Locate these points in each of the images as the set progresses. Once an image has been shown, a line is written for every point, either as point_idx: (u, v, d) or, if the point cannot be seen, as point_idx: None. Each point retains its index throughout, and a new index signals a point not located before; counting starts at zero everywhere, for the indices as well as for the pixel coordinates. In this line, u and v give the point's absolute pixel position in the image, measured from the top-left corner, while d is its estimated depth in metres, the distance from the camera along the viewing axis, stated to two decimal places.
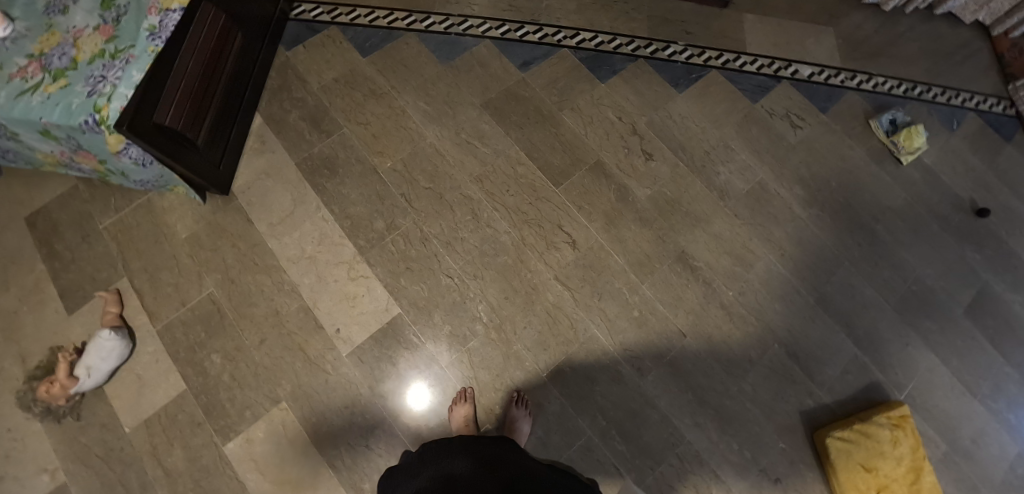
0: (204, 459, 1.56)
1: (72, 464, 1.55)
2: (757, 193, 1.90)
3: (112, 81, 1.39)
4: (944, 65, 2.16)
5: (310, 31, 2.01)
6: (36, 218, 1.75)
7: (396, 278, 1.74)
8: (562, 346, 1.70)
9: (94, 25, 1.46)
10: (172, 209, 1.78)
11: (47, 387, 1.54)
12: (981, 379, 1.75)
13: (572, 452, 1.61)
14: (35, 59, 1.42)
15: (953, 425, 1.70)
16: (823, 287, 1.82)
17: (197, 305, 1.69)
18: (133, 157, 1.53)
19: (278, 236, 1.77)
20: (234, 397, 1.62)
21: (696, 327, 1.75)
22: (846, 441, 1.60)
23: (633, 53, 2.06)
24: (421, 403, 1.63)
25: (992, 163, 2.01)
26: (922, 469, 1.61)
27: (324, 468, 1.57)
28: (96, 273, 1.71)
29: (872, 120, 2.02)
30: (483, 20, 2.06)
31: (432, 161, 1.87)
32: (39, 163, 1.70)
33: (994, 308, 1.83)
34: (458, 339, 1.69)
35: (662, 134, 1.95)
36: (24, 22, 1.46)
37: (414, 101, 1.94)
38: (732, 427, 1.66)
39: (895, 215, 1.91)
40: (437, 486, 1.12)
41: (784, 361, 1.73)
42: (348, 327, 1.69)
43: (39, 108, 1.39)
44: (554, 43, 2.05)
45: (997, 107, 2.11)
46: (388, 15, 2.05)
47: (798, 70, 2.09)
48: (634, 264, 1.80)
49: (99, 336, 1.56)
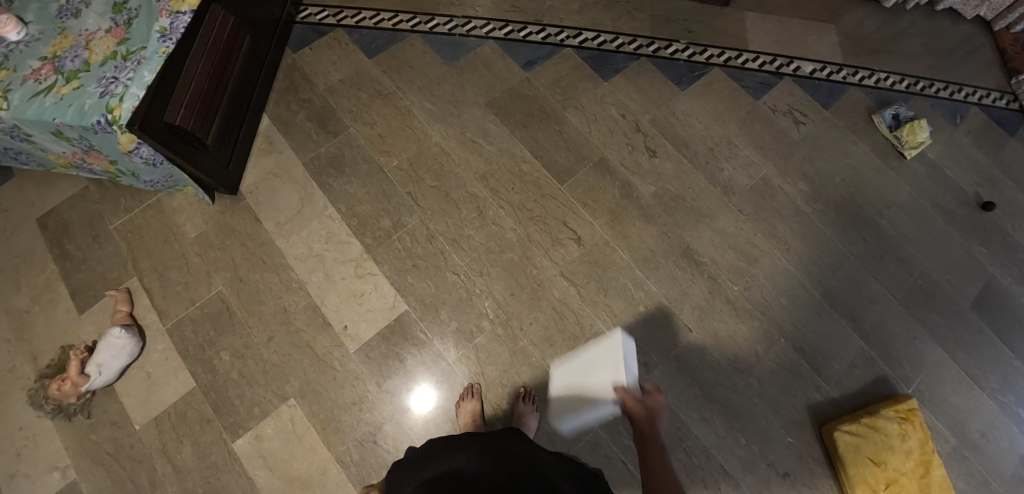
0: (213, 455, 1.58)
1: (82, 462, 1.56)
2: (761, 189, 1.91)
3: (124, 82, 1.42)
4: (947, 61, 2.16)
5: (315, 33, 2.04)
6: (48, 220, 1.77)
7: (403, 276, 1.75)
8: (568, 341, 1.71)
9: (106, 28, 1.49)
10: (182, 209, 1.80)
11: (58, 385, 1.55)
12: (990, 373, 1.75)
13: (579, 447, 1.61)
14: (48, 61, 1.45)
15: (963, 418, 1.70)
16: (828, 281, 1.82)
17: (206, 304, 1.71)
18: (144, 157, 1.55)
19: (287, 235, 1.78)
20: (243, 394, 1.63)
21: (702, 322, 1.75)
22: (854, 434, 1.60)
23: (635, 52, 2.08)
24: (429, 400, 1.64)
25: (996, 157, 2.01)
26: (932, 462, 1.60)
27: (332, 465, 1.58)
28: (106, 272, 1.73)
29: (874, 115, 2.03)
30: (487, 21, 2.09)
31: (437, 160, 1.88)
32: (51, 164, 1.72)
33: (1000, 302, 1.82)
34: (464, 336, 1.70)
35: (666, 131, 1.97)
36: (37, 26, 1.49)
37: (419, 101, 1.96)
38: (740, 422, 1.66)
39: (900, 209, 1.91)
40: (448, 479, 1.09)
41: (791, 356, 1.74)
42: (356, 324, 1.70)
43: (52, 109, 1.41)
44: (557, 42, 2.07)
45: (1000, 102, 2.11)
46: (392, 17, 2.08)
47: (800, 66, 2.10)
48: (639, 259, 1.80)
49: (111, 334, 1.58)
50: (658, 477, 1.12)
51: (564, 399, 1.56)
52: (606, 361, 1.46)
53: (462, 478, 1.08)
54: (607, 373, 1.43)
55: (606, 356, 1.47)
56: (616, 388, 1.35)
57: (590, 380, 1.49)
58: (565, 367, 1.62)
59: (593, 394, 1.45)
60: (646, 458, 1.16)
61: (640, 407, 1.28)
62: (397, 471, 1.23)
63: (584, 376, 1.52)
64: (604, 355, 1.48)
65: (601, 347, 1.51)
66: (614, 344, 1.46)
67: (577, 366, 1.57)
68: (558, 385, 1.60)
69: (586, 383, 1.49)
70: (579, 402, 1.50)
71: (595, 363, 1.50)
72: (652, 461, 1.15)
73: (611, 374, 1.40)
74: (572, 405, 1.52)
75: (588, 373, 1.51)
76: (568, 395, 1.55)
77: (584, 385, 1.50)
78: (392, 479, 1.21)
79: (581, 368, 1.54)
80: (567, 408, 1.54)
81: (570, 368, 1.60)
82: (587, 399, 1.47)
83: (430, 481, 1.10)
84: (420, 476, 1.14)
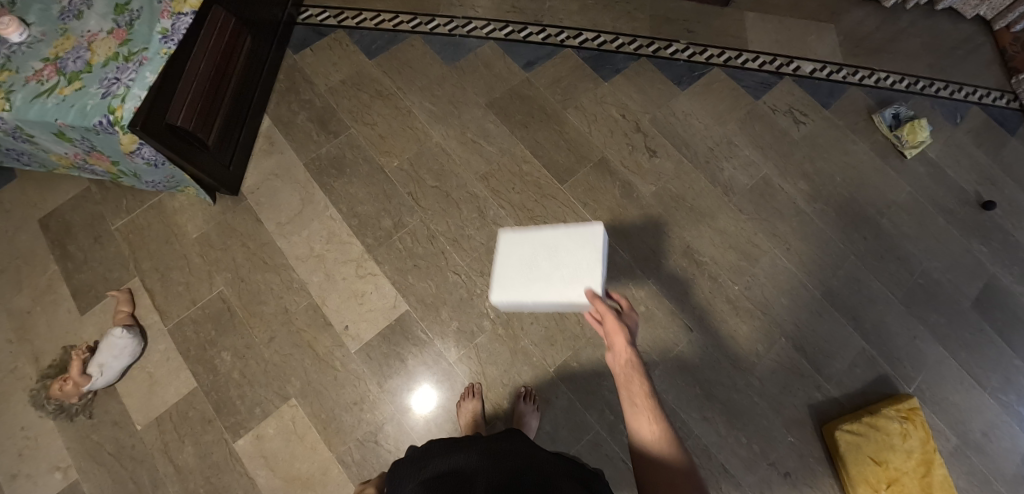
0: (214, 456, 1.58)
1: (84, 462, 1.56)
2: (761, 188, 1.91)
3: (126, 82, 1.42)
4: (947, 60, 2.16)
5: (316, 35, 2.04)
6: (49, 220, 1.78)
7: (404, 276, 1.75)
8: (569, 341, 1.71)
9: (107, 29, 1.49)
10: (183, 210, 1.80)
11: (60, 385, 1.56)
12: (991, 372, 1.75)
13: (580, 446, 1.61)
14: (50, 63, 1.46)
15: (964, 417, 1.70)
16: (829, 280, 1.82)
17: (208, 304, 1.71)
18: (146, 158, 1.56)
19: (287, 235, 1.79)
20: (244, 394, 1.63)
21: (702, 321, 1.75)
22: (855, 434, 1.60)
23: (635, 52, 2.08)
24: (429, 400, 1.64)
25: (996, 156, 2.01)
26: (933, 461, 1.59)
27: (333, 465, 1.58)
28: (108, 273, 1.73)
29: (874, 115, 2.03)
30: (487, 22, 2.09)
31: (438, 160, 1.89)
32: (52, 165, 1.73)
33: (1001, 301, 1.82)
34: (465, 336, 1.70)
35: (666, 131, 1.97)
36: (39, 28, 1.50)
37: (420, 102, 1.96)
38: (741, 422, 1.66)
39: (901, 208, 1.91)
40: (446, 481, 1.08)
41: (792, 355, 1.74)
42: (356, 324, 1.70)
43: (54, 110, 1.42)
44: (558, 43, 2.07)
45: (1001, 101, 2.10)
46: (393, 18, 2.08)
47: (800, 66, 2.10)
48: (640, 259, 1.81)
49: (112, 334, 1.58)
50: (647, 414, 1.07)
51: (509, 277, 1.33)
52: (578, 256, 1.31)
53: (462, 480, 1.08)
54: (579, 271, 1.29)
55: (578, 249, 1.32)
56: (596, 297, 1.23)
57: (550, 265, 1.31)
58: (513, 241, 1.37)
59: (554, 287, 1.28)
60: (627, 384, 1.10)
61: (622, 325, 1.16)
62: (396, 470, 1.22)
63: (540, 259, 1.33)
64: (576, 246, 1.32)
65: (570, 233, 1.34)
66: (591, 240, 1.32)
67: (530, 243, 1.35)
68: (502, 260, 1.35)
69: (544, 268, 1.32)
70: (529, 287, 1.30)
71: (561, 249, 1.32)
72: (638, 393, 1.09)
73: (585, 276, 1.28)
74: (518, 286, 1.31)
75: (548, 256, 1.33)
76: (513, 274, 1.33)
77: (539, 270, 1.32)
78: (392, 477, 1.21)
79: (537, 248, 1.34)
80: (510, 287, 1.32)
81: (519, 242, 1.36)
82: (543, 288, 1.29)
83: (430, 482, 1.10)
84: (419, 476, 1.14)
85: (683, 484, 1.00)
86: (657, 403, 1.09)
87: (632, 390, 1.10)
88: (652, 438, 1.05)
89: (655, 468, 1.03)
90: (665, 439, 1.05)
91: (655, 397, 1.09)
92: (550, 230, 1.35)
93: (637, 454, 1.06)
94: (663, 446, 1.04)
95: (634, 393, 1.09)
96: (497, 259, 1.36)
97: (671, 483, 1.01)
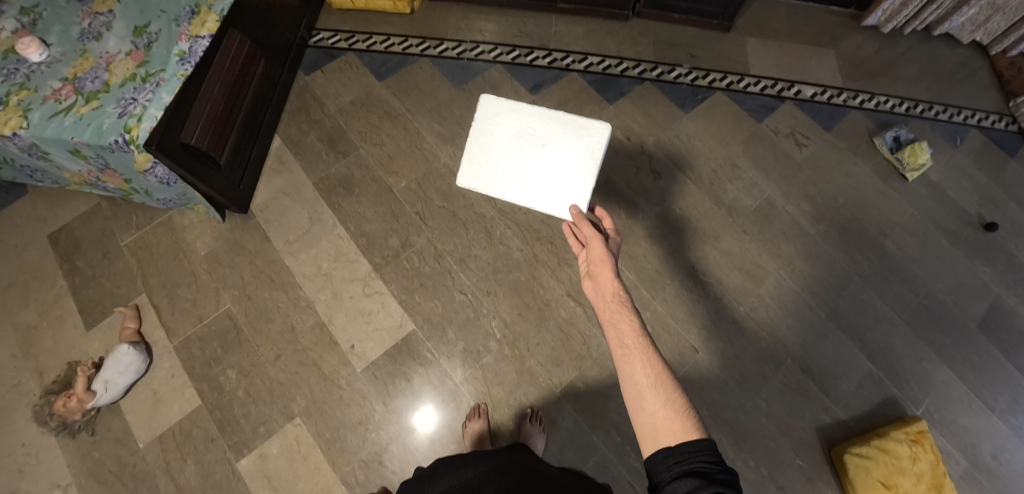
0: (217, 475, 1.56)
1: (85, 480, 1.55)
2: (764, 209, 1.93)
3: (143, 103, 1.45)
4: (945, 84, 2.20)
5: (327, 57, 2.08)
6: (59, 236, 1.79)
7: (410, 295, 1.76)
8: (575, 361, 1.70)
9: (126, 50, 1.52)
10: (192, 227, 1.82)
11: (64, 401, 1.55)
12: (999, 394, 1.74)
13: (586, 468, 1.60)
14: (68, 82, 1.48)
15: (973, 440, 1.69)
16: (833, 301, 1.82)
17: (214, 321, 1.71)
18: (159, 177, 1.58)
19: (295, 253, 1.80)
20: (248, 412, 1.62)
21: (709, 342, 1.76)
22: (864, 458, 1.58)
23: (639, 76, 2.12)
24: (432, 420, 1.63)
25: (997, 178, 2.03)
26: (943, 486, 1.57)
27: (337, 485, 1.56)
28: (115, 289, 1.74)
29: (875, 137, 2.05)
30: (494, 46, 2.14)
31: (446, 181, 1.91)
32: (65, 182, 1.75)
33: (1007, 322, 1.82)
34: (471, 355, 1.70)
35: (670, 154, 2.00)
36: (58, 48, 1.53)
37: (428, 123, 1.99)
38: (748, 444, 1.65)
39: (903, 230, 1.93)
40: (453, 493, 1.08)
41: (798, 377, 1.73)
42: (363, 343, 1.70)
43: (71, 128, 1.44)
44: (563, 67, 2.12)
45: (999, 124, 2.13)
46: (402, 41, 2.12)
47: (801, 90, 2.14)
48: (645, 280, 1.81)
49: (118, 351, 1.58)
50: (638, 353, 1.11)
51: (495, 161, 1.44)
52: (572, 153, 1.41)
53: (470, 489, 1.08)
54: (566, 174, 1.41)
55: (572, 149, 1.41)
56: (577, 210, 1.36)
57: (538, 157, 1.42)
58: (503, 116, 1.45)
59: (537, 185, 1.41)
60: (616, 322, 1.15)
61: (609, 259, 1.25)
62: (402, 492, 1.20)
63: (529, 146, 1.43)
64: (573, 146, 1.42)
65: (570, 127, 1.42)
66: (586, 138, 1.41)
67: (521, 124, 1.44)
68: (493, 133, 1.45)
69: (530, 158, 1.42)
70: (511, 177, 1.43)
71: (552, 142, 1.42)
72: (628, 332, 1.14)
73: (572, 194, 1.40)
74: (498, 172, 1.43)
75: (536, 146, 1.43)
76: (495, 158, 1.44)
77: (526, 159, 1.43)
78: None
79: (532, 133, 1.43)
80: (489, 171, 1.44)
81: (509, 120, 1.45)
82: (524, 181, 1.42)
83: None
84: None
85: (679, 424, 1.04)
86: (648, 341, 1.13)
87: (621, 328, 1.15)
88: (645, 376, 1.09)
89: (650, 406, 1.06)
90: (658, 377, 1.08)
91: (647, 337, 1.13)
92: (552, 115, 1.43)
93: (630, 393, 1.09)
94: (655, 386, 1.07)
95: (624, 333, 1.14)
96: (484, 131, 1.45)
97: (667, 424, 1.04)
